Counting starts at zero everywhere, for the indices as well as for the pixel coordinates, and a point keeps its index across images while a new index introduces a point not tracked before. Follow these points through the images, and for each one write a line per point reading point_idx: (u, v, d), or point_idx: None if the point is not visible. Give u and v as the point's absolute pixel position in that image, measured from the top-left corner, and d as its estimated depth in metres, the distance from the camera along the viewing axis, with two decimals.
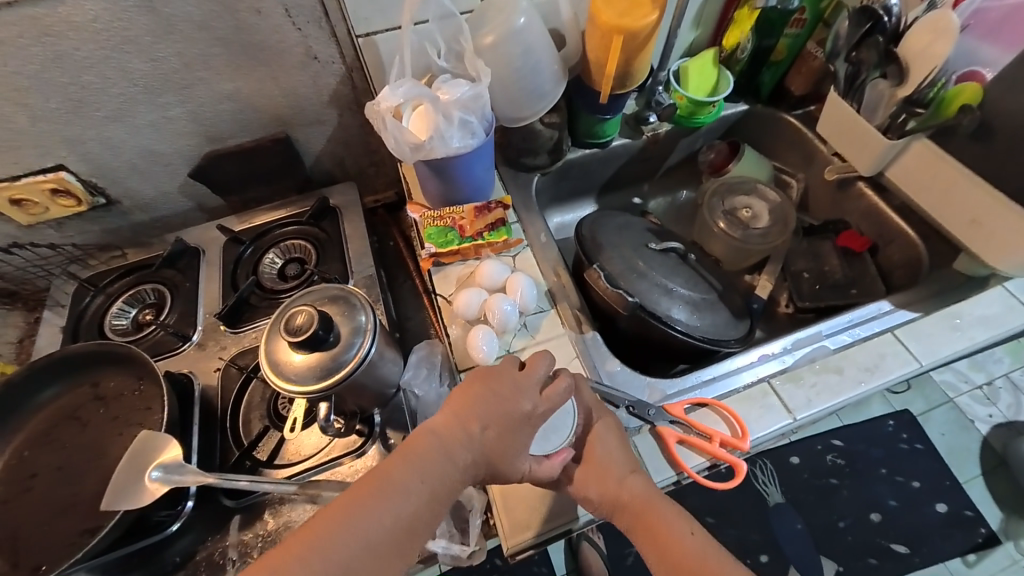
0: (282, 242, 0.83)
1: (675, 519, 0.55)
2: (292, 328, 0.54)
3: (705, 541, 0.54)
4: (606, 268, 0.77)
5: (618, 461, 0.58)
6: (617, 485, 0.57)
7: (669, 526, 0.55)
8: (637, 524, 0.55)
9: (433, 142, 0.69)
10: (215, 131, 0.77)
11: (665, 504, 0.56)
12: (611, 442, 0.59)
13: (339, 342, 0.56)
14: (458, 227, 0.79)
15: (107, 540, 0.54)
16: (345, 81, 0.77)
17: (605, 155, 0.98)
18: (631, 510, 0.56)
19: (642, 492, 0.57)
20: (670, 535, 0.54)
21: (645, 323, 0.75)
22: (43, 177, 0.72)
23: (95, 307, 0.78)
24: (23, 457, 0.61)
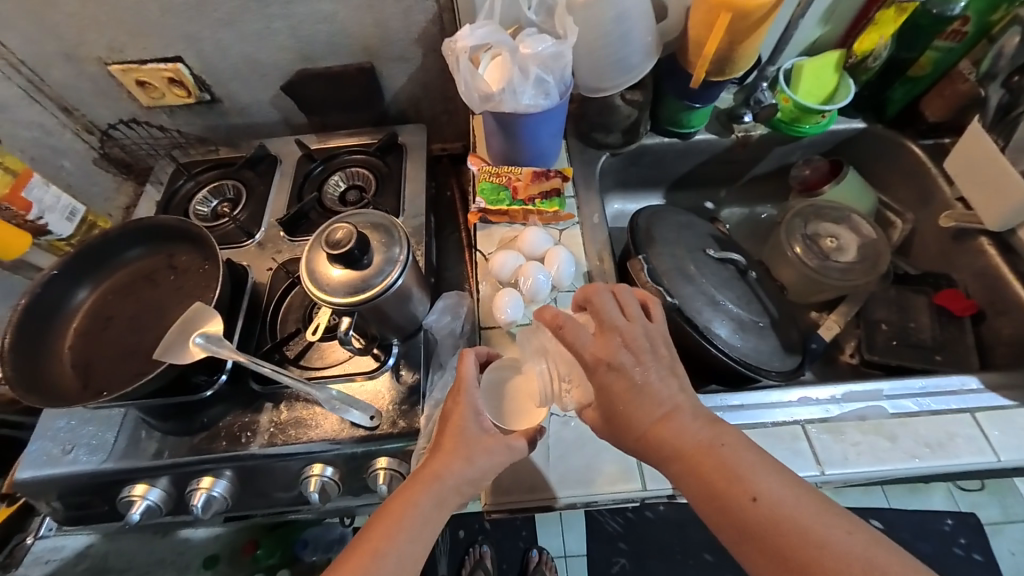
0: (348, 168, 0.89)
1: (744, 470, 0.48)
2: (332, 240, 0.56)
3: (783, 492, 0.46)
4: (651, 262, 0.70)
5: (657, 396, 0.53)
6: (669, 432, 0.51)
7: (732, 480, 0.47)
8: (703, 474, 0.48)
9: (498, 95, 0.68)
10: (311, 51, 0.84)
11: (726, 454, 0.49)
12: (629, 379, 0.53)
13: (372, 266, 0.58)
14: (511, 188, 0.79)
15: (148, 387, 0.60)
16: (435, 21, 0.80)
17: (685, 148, 0.92)
18: (687, 460, 0.49)
19: (698, 437, 0.50)
20: (748, 487, 0.47)
21: (682, 334, 0.66)
22: (163, 65, 0.83)
23: (184, 191, 0.88)
24: (106, 300, 0.70)
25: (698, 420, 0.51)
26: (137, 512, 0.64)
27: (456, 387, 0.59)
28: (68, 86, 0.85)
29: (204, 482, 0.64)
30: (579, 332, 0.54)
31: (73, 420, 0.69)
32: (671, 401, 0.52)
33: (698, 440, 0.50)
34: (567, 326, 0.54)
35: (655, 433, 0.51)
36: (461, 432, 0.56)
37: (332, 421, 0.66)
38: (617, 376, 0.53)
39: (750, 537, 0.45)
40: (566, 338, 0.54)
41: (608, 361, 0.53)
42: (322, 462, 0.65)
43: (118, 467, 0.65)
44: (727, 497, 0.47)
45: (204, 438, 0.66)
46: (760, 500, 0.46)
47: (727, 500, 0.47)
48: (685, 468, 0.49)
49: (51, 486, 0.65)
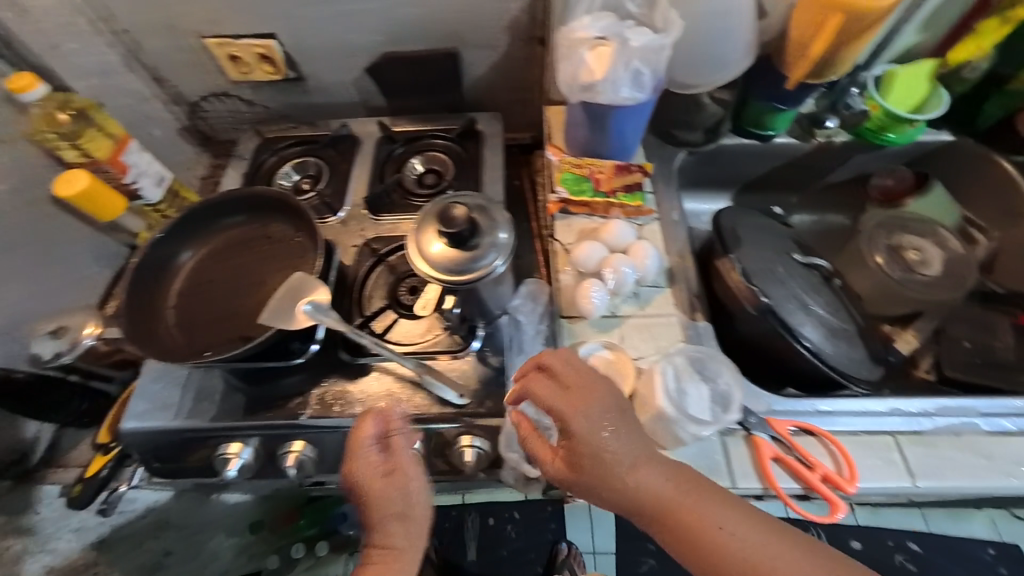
0: (427, 152, 0.89)
1: (707, 510, 0.48)
2: (446, 218, 0.57)
3: (745, 535, 0.46)
4: (742, 262, 0.69)
5: (615, 456, 0.50)
6: (644, 484, 0.49)
7: (696, 521, 0.47)
8: (689, 530, 0.47)
9: (599, 83, 0.68)
10: (400, 34, 0.85)
11: (697, 489, 0.49)
12: (598, 427, 0.51)
13: (475, 248, 0.59)
14: (594, 180, 0.79)
15: (258, 347, 0.62)
16: (526, 9, 0.81)
17: (763, 150, 0.91)
18: (655, 515, 0.49)
19: (659, 489, 0.49)
20: (733, 542, 0.46)
21: (770, 331, 0.66)
22: (258, 41, 0.86)
23: (269, 165, 0.90)
24: (205, 264, 0.71)
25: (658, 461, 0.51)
26: (233, 470, 0.65)
27: (354, 447, 0.57)
28: (165, 57, 0.88)
29: (296, 446, 0.65)
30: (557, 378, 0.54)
31: (168, 378, 0.71)
32: (632, 444, 0.51)
33: (669, 482, 0.50)
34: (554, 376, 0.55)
35: (629, 481, 0.49)
36: (391, 496, 0.55)
37: (419, 399, 0.66)
38: (579, 443, 0.51)
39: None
40: (539, 386, 0.54)
41: (581, 432, 0.50)
42: (409, 435, 0.65)
43: (216, 426, 0.67)
44: (715, 551, 0.46)
45: (298, 403, 0.68)
46: (740, 553, 0.46)
47: (713, 552, 0.46)
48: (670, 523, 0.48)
49: (150, 440, 0.67)
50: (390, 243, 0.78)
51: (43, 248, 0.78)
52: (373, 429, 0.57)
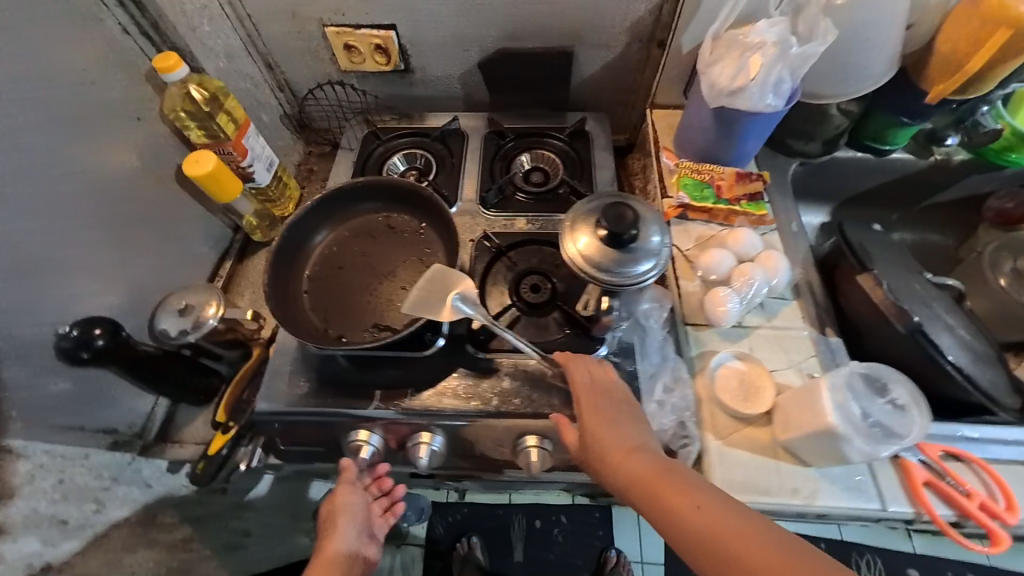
0: (536, 150, 0.89)
1: (697, 489, 0.48)
2: (614, 219, 0.55)
3: (713, 513, 0.45)
4: (885, 278, 0.68)
5: (617, 435, 0.55)
6: (632, 468, 0.52)
7: (680, 495, 0.48)
8: (676, 513, 0.47)
9: (752, 83, 0.65)
10: (520, 30, 0.84)
11: (682, 470, 0.50)
12: (603, 416, 0.57)
13: (634, 252, 0.57)
14: (715, 187, 0.78)
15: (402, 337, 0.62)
16: (654, 11, 0.80)
17: (877, 164, 0.89)
18: (639, 489, 0.51)
19: (651, 466, 0.51)
20: (722, 531, 0.44)
21: (913, 351, 0.65)
22: (376, 32, 0.85)
23: (377, 154, 0.90)
24: (333, 251, 0.71)
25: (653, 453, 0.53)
26: (366, 454, 0.66)
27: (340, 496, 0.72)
28: (281, 43, 0.89)
29: (424, 437, 0.65)
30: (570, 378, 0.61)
31: (288, 365, 0.69)
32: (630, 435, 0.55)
33: (661, 470, 0.51)
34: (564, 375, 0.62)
35: (621, 463, 0.53)
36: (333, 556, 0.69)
37: (548, 400, 0.65)
38: (587, 417, 0.57)
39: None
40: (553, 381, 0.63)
41: (585, 407, 0.58)
42: (536, 433, 0.65)
43: (338, 414, 0.66)
44: (710, 542, 0.44)
45: (429, 396, 0.66)
46: (731, 541, 0.43)
47: (701, 538, 0.44)
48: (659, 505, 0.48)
49: (275, 424, 0.67)
50: (509, 238, 0.77)
51: (166, 226, 0.79)
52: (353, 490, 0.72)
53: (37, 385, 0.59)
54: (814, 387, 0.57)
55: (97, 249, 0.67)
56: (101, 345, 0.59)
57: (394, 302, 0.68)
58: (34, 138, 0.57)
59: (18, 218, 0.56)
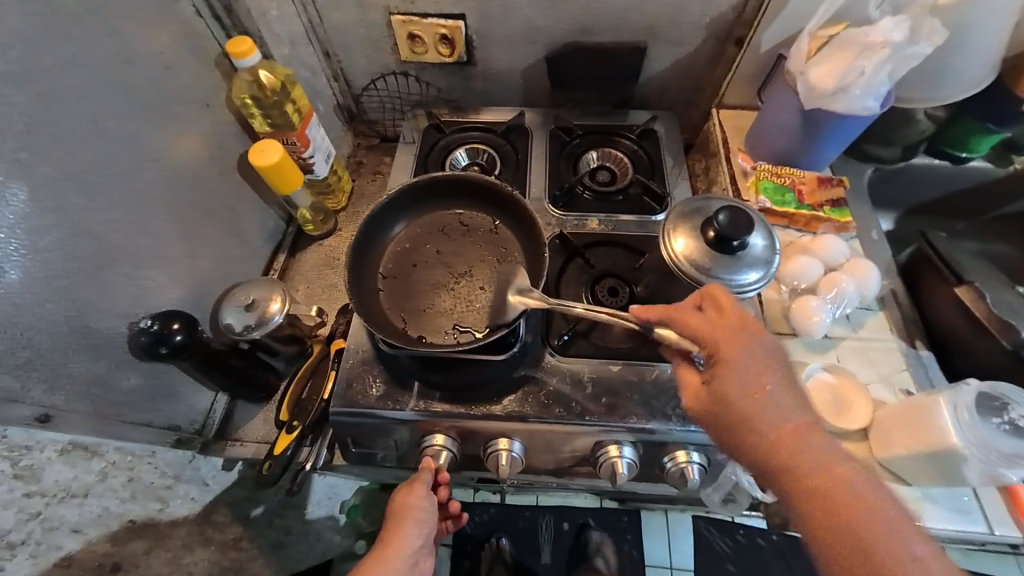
0: (603, 148, 0.87)
1: (881, 502, 0.41)
2: (726, 224, 0.53)
3: (906, 536, 0.39)
4: (987, 292, 0.67)
5: (783, 412, 0.46)
6: (794, 448, 0.44)
7: (864, 504, 0.41)
8: (836, 505, 0.41)
9: (855, 85, 0.65)
10: (593, 24, 0.81)
11: (863, 476, 0.43)
12: (761, 384, 0.47)
13: (736, 259, 0.55)
14: (796, 190, 0.75)
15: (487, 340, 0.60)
16: (737, 6, 0.76)
17: (952, 172, 0.86)
18: (802, 481, 0.43)
19: (824, 460, 0.44)
20: (889, 539, 0.39)
21: (1011, 367, 0.64)
22: (444, 22, 0.82)
23: (439, 149, 0.87)
24: (406, 248, 0.69)
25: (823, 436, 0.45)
26: (443, 461, 0.64)
27: (409, 497, 0.60)
28: (342, 31, 0.85)
29: (501, 444, 0.63)
30: (736, 335, 0.49)
31: (361, 369, 0.66)
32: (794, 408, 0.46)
33: (828, 455, 0.44)
34: (727, 328, 0.49)
35: (782, 437, 0.45)
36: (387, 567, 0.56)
37: (633, 409, 0.62)
38: (743, 382, 0.47)
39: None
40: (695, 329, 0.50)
41: (738, 370, 0.47)
42: (617, 442, 0.63)
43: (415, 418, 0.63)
44: (863, 544, 0.40)
45: (512, 402, 0.63)
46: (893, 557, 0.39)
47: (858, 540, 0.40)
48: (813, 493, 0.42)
49: (348, 427, 0.65)
50: (583, 239, 0.75)
51: (227, 217, 0.76)
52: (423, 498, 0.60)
53: (112, 380, 0.57)
54: (930, 403, 0.54)
55: (166, 240, 0.64)
56: (178, 341, 0.57)
57: (471, 302, 0.66)
58: (116, 121, 0.57)
59: (99, 206, 0.55)
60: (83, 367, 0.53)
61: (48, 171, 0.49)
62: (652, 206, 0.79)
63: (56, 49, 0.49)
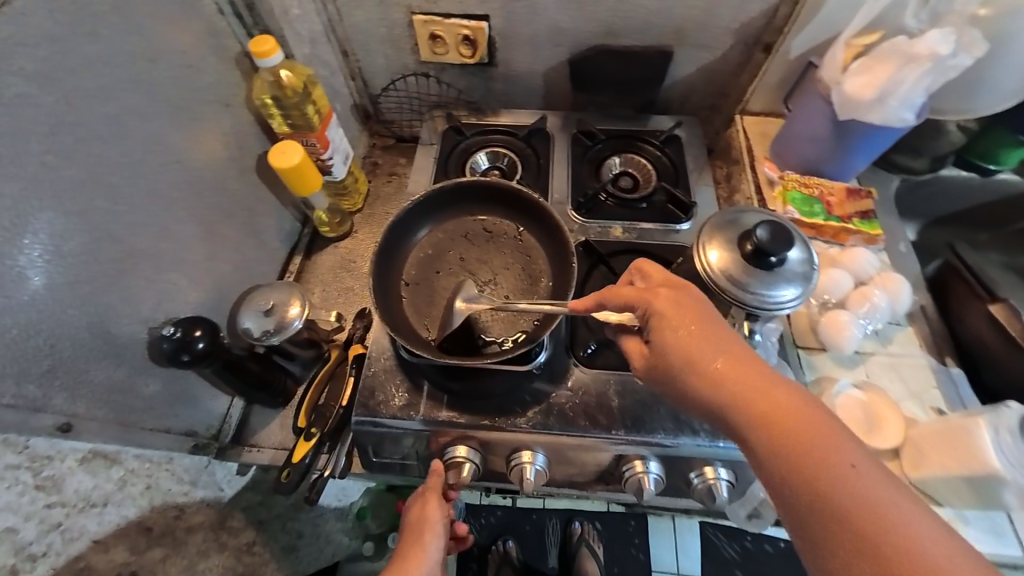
0: (626, 154, 0.85)
1: (835, 435, 0.38)
2: (765, 238, 0.52)
3: (868, 473, 0.36)
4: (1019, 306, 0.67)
5: (726, 347, 0.44)
6: (737, 376, 0.42)
7: (817, 440, 0.38)
8: (797, 446, 0.38)
9: (893, 97, 0.63)
10: (620, 27, 0.80)
11: (812, 406, 0.40)
12: (697, 326, 0.46)
13: (774, 275, 0.53)
14: (824, 202, 0.74)
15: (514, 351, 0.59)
16: (768, 12, 0.74)
17: (980, 184, 0.85)
18: (750, 416, 0.41)
19: (766, 393, 0.41)
20: (843, 460, 0.37)
21: None
22: (467, 23, 0.81)
23: (459, 152, 0.86)
24: (429, 255, 0.68)
25: (766, 374, 0.42)
26: (466, 473, 0.63)
27: (424, 503, 0.61)
28: (361, 30, 0.84)
29: (525, 457, 0.62)
30: (665, 292, 0.49)
31: (383, 378, 0.65)
32: (735, 350, 0.44)
33: (776, 389, 0.41)
34: (655, 289, 0.49)
35: (730, 384, 0.42)
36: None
37: (661, 423, 0.61)
38: (676, 326, 0.46)
39: (837, 548, 0.35)
40: (624, 296, 0.49)
41: (669, 314, 0.47)
42: (642, 457, 0.62)
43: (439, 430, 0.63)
44: (828, 485, 0.36)
45: (536, 414, 0.62)
46: (861, 494, 0.36)
47: (822, 481, 0.37)
48: (774, 438, 0.39)
49: (372, 438, 0.65)
50: (607, 247, 0.74)
51: (245, 219, 0.75)
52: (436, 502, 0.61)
53: (132, 386, 0.56)
54: (970, 424, 0.54)
55: (186, 243, 0.63)
56: (200, 348, 0.56)
57: (496, 312, 0.65)
58: (139, 121, 0.55)
59: (121, 208, 0.53)
60: (103, 374, 0.52)
61: (73, 173, 0.48)
62: (677, 215, 0.78)
63: (80, 49, 0.48)
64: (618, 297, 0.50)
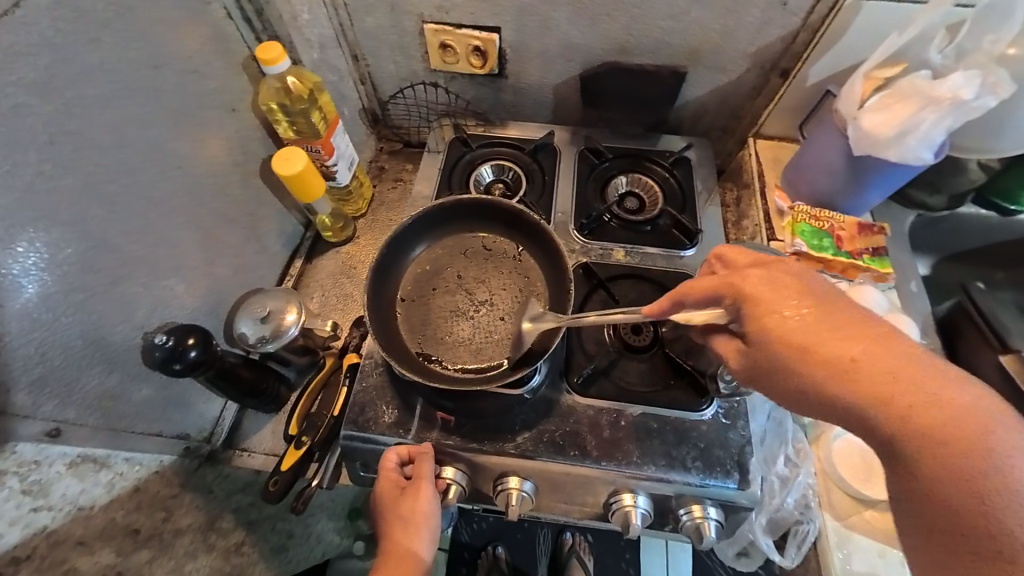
0: (633, 174, 0.84)
1: (1001, 429, 0.35)
2: None
3: None
4: None
5: (859, 331, 0.41)
6: (869, 362, 0.39)
7: (978, 430, 0.35)
8: (941, 440, 0.35)
9: (911, 136, 0.62)
10: (634, 44, 0.78)
11: (970, 396, 0.37)
12: (816, 308, 0.42)
13: None
14: (834, 236, 0.72)
15: (507, 375, 0.59)
16: (786, 38, 0.72)
17: (999, 223, 0.83)
18: (886, 403, 0.37)
19: (923, 384, 0.37)
20: (1000, 458, 0.34)
21: None
22: (478, 33, 0.79)
23: (464, 164, 0.85)
24: (427, 271, 0.68)
25: (899, 355, 0.39)
26: (452, 495, 0.63)
27: (411, 487, 0.59)
28: (372, 36, 0.83)
29: (512, 483, 0.62)
30: (760, 274, 0.46)
31: (374, 396, 0.65)
32: (868, 332, 0.41)
33: (920, 377, 0.38)
34: (746, 271, 0.46)
35: (858, 370, 0.39)
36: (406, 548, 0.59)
37: (654, 457, 0.60)
38: (780, 310, 0.43)
39: (977, 547, 0.33)
40: (709, 285, 0.47)
41: (768, 296, 0.44)
42: (631, 491, 0.61)
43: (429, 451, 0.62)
44: (981, 479, 0.34)
45: (526, 440, 0.62)
46: (1019, 505, 0.33)
47: (963, 474, 0.34)
48: (907, 427, 0.36)
49: (359, 453, 0.65)
50: (608, 271, 0.73)
51: (246, 224, 0.75)
52: (423, 486, 0.59)
53: (125, 392, 0.56)
54: None
55: (185, 248, 0.63)
56: (193, 358, 0.56)
57: (491, 333, 0.64)
58: (142, 128, 0.55)
59: (119, 215, 0.53)
60: (95, 381, 0.52)
61: (71, 182, 0.48)
62: (682, 240, 0.76)
63: (82, 57, 0.48)
64: (702, 287, 0.48)
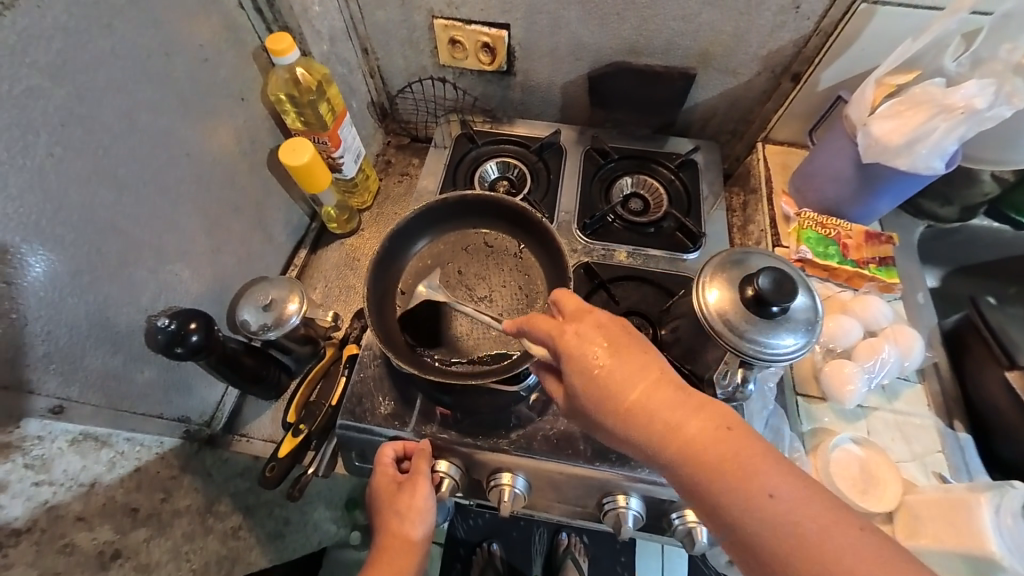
0: (639, 175, 0.83)
1: (760, 458, 0.39)
2: (770, 285, 0.50)
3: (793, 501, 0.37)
4: None
5: (648, 378, 0.43)
6: (650, 410, 0.42)
7: (739, 466, 0.39)
8: (711, 478, 0.39)
9: (922, 145, 0.61)
10: (643, 45, 0.77)
11: (742, 434, 0.40)
12: (612, 358, 0.45)
13: (772, 324, 0.51)
14: (841, 244, 0.71)
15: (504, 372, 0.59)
16: (798, 42, 0.71)
17: (1013, 237, 0.81)
18: (671, 448, 0.41)
19: (696, 427, 0.41)
20: (759, 490, 0.38)
21: None
22: (488, 30, 0.79)
23: (470, 160, 0.85)
24: (427, 265, 0.68)
25: (685, 398, 0.42)
26: (444, 489, 0.62)
27: (408, 482, 0.60)
28: (382, 30, 0.83)
29: (506, 479, 0.62)
30: (573, 326, 0.47)
31: (372, 387, 0.66)
32: (654, 376, 0.43)
33: (694, 418, 0.41)
34: (561, 325, 0.48)
35: (645, 417, 0.42)
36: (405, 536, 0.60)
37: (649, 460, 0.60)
38: (581, 363, 0.45)
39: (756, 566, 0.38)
40: (537, 334, 0.49)
41: (571, 349, 0.46)
42: (625, 492, 0.61)
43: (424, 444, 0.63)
44: (743, 509, 0.38)
45: (520, 437, 0.62)
46: (777, 527, 0.37)
47: (743, 505, 0.38)
48: (693, 471, 0.40)
49: (355, 443, 0.65)
50: (610, 272, 0.73)
51: (252, 213, 0.76)
52: (422, 481, 0.59)
53: (127, 373, 0.57)
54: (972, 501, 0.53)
55: (190, 234, 0.64)
56: (195, 342, 0.57)
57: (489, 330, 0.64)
58: (152, 115, 0.56)
59: (128, 199, 0.55)
60: (99, 360, 0.53)
61: (81, 165, 0.49)
62: (685, 243, 0.76)
63: (96, 43, 0.49)
64: (531, 333, 0.50)
